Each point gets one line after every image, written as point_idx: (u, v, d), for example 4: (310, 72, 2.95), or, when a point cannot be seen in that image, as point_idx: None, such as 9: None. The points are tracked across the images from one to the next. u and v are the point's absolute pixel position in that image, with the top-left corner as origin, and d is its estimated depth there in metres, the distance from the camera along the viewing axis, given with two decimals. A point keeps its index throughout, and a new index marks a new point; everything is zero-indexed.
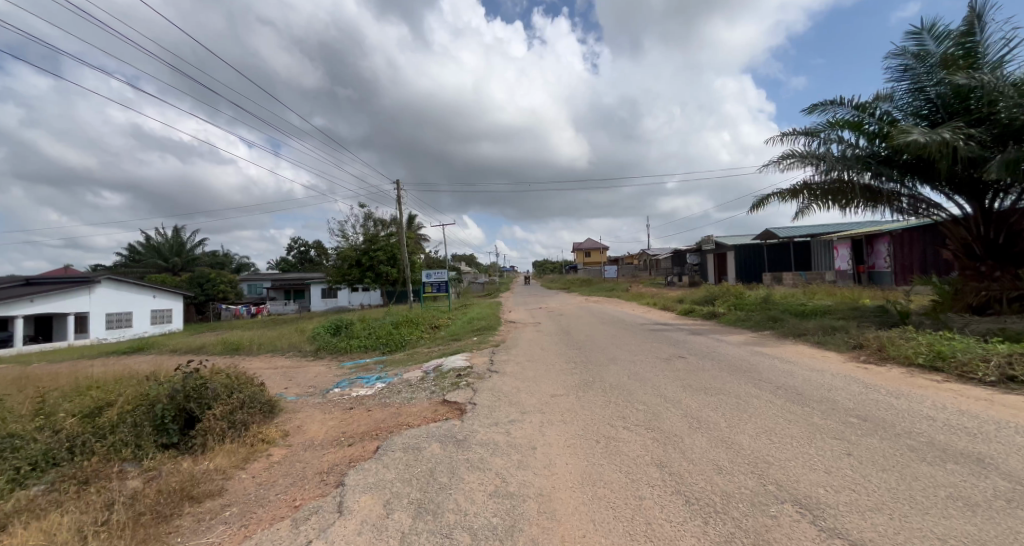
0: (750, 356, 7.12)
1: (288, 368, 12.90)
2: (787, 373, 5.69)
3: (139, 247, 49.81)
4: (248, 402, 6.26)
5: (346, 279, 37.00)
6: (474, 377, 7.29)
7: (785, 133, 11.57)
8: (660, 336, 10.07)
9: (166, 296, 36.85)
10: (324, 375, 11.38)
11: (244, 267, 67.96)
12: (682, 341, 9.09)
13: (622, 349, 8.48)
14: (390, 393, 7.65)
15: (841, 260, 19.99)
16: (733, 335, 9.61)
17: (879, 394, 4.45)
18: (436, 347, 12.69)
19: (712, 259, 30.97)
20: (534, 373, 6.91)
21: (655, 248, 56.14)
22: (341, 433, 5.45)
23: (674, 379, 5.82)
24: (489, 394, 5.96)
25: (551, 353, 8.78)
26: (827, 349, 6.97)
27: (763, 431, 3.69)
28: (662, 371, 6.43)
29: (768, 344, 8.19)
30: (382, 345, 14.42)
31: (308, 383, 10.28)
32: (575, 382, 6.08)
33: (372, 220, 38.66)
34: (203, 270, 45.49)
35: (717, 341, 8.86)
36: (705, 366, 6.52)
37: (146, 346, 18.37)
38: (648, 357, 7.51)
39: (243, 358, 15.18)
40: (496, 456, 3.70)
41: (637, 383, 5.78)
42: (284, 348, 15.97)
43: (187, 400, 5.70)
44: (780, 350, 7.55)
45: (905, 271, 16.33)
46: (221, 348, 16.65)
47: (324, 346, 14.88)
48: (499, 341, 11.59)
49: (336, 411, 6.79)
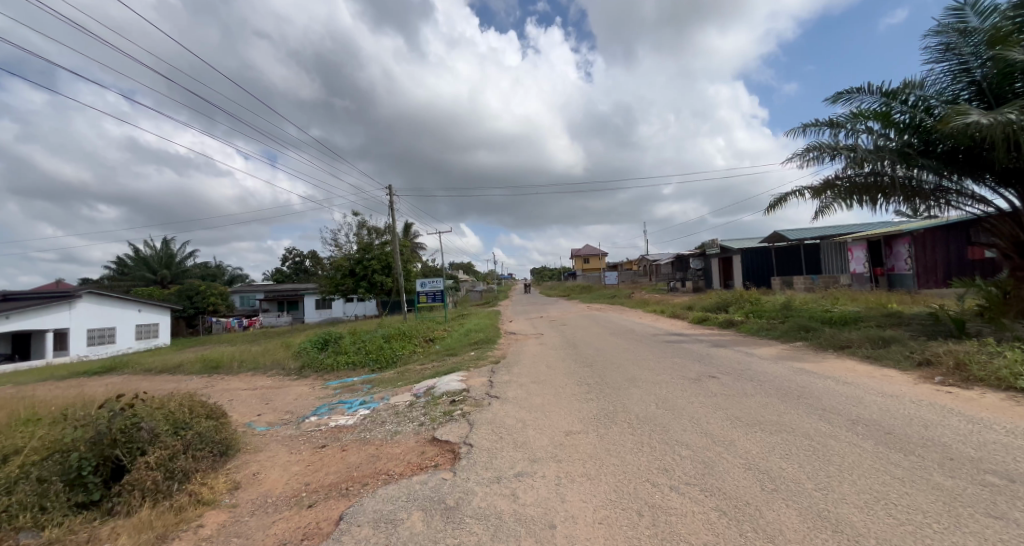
0: (794, 375, 6.04)
1: (268, 389, 11.75)
2: (854, 400, 4.64)
3: (128, 259, 48.57)
4: (195, 444, 5.15)
5: (339, 289, 35.90)
6: (471, 405, 6.21)
7: (806, 125, 10.74)
8: (680, 350, 8.98)
9: (152, 310, 35.58)
10: (305, 397, 10.26)
11: (237, 279, 66.91)
12: (707, 356, 8.02)
13: (641, 368, 7.41)
14: (373, 423, 6.54)
15: (856, 263, 19.06)
16: (762, 347, 8.56)
17: (1000, 434, 3.39)
18: (430, 364, 11.57)
19: (716, 264, 30.19)
20: (542, 400, 5.82)
21: (654, 253, 55.27)
22: (304, 487, 4.34)
23: (713, 409, 4.75)
24: (488, 430, 4.86)
25: (559, 372, 7.72)
26: (885, 366, 5.93)
27: (875, 501, 2.59)
28: (695, 397, 5.34)
29: (807, 358, 7.15)
30: (372, 361, 13.30)
31: (286, 408, 9.16)
32: (595, 414, 4.99)
33: (366, 228, 37.55)
34: (193, 283, 44.21)
35: (748, 356, 7.78)
36: (748, 389, 5.44)
37: (120, 365, 17.15)
38: (673, 378, 6.43)
39: (221, 377, 14.01)
40: (498, 541, 2.61)
41: (672, 415, 4.68)
42: (267, 366, 14.80)
43: (113, 446, 4.58)
44: (827, 366, 6.48)
45: (930, 273, 15.39)
46: (199, 366, 15.45)
47: (310, 364, 13.73)
48: (500, 356, 10.50)
49: (305, 448, 5.66)
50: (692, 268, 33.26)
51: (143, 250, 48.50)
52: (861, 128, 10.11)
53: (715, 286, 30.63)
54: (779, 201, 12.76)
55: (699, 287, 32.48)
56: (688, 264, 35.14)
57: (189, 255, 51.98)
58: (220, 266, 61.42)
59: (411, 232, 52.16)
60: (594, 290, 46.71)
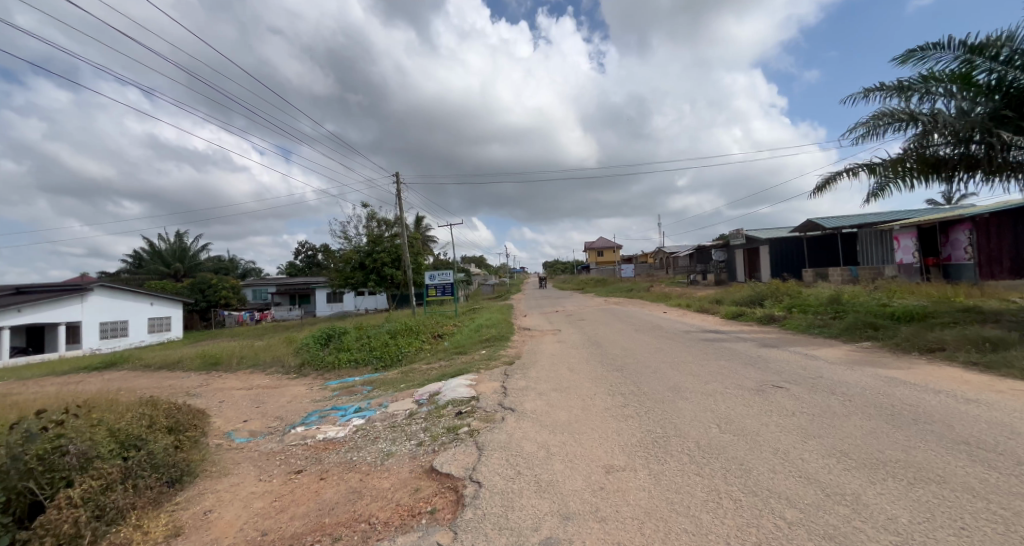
0: (887, 386, 4.75)
1: (264, 390, 10.93)
2: (1001, 429, 3.39)
3: (143, 253, 49.05)
4: (138, 471, 4.14)
5: (349, 282, 35.42)
6: (480, 419, 5.14)
7: (868, 92, 9.29)
8: (723, 350, 7.71)
9: (164, 303, 35.58)
10: (299, 400, 9.40)
11: (250, 273, 67.44)
12: (759, 359, 6.79)
13: (682, 373, 6.21)
14: (366, 439, 5.51)
15: (904, 253, 17.37)
16: (823, 348, 7.25)
17: None
18: (436, 363, 10.58)
19: (742, 255, 28.54)
20: (568, 417, 4.69)
21: (671, 246, 53.53)
22: (259, 537, 3.26)
23: (803, 437, 3.51)
24: (502, 460, 3.76)
25: (584, 377, 6.59)
26: (1010, 379, 4.62)
27: None
28: (767, 416, 4.14)
29: (887, 363, 5.88)
30: (376, 358, 12.42)
31: (276, 414, 8.27)
32: (640, 439, 3.85)
33: (375, 220, 36.68)
34: (205, 276, 44.30)
35: (810, 358, 6.51)
36: (836, 407, 4.18)
37: (120, 360, 16.69)
38: (728, 388, 5.21)
39: (219, 375, 13.32)
40: None
41: (746, 446, 3.47)
42: (267, 362, 14.03)
43: (27, 477, 3.53)
44: (923, 375, 5.18)
45: (994, 264, 13.81)
46: (198, 362, 14.82)
47: (310, 361, 12.88)
48: (514, 355, 9.37)
49: (279, 472, 4.66)
50: (715, 259, 31.69)
51: (157, 244, 48.84)
52: (937, 93, 8.67)
53: (740, 278, 29.12)
54: (828, 182, 11.38)
55: (722, 279, 30.95)
56: (711, 256, 33.50)
57: (203, 248, 52.29)
58: (233, 260, 61.89)
59: (422, 225, 51.23)
60: (609, 283, 45.12)
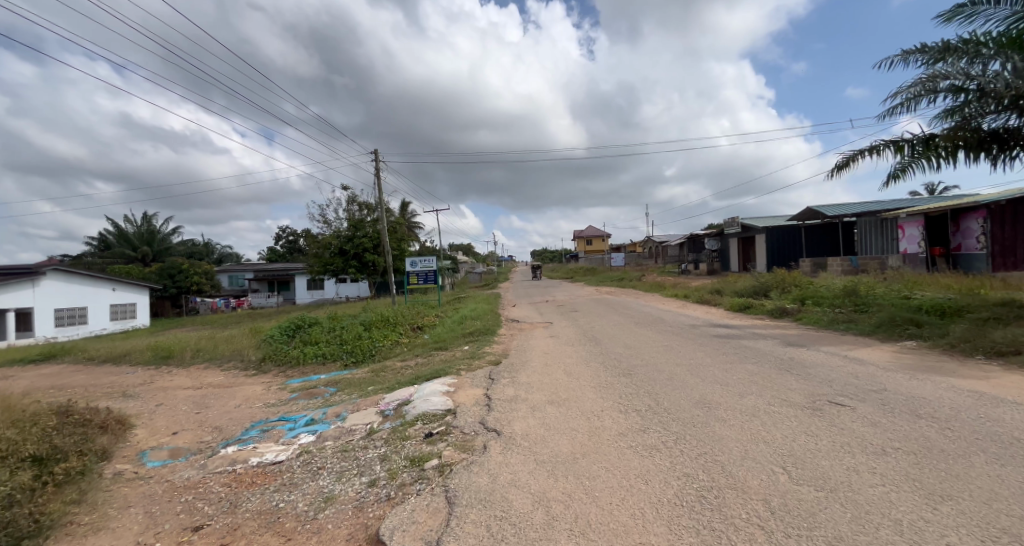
0: (983, 406, 3.63)
1: (213, 390, 9.52)
2: None
3: (109, 236, 46.20)
4: None
5: (328, 269, 33.60)
6: (454, 449, 3.91)
7: (907, 55, 8.17)
8: (744, 350, 6.62)
9: (128, 289, 33.48)
10: (250, 404, 8.08)
11: (226, 259, 64.79)
12: (791, 362, 5.71)
13: (706, 382, 5.08)
14: (306, 470, 4.22)
15: (909, 242, 16.68)
16: (859, 349, 6.23)
17: None
18: (412, 360, 9.36)
19: (737, 244, 27.85)
20: (573, 449, 3.52)
21: (660, 236, 52.77)
22: None
23: (928, 500, 2.33)
24: (480, 529, 2.51)
25: (586, 384, 5.42)
26: None
27: None
28: (849, 455, 2.95)
29: (953, 370, 4.84)
30: (346, 354, 11.12)
31: (217, 423, 6.94)
32: (679, 494, 2.68)
33: (356, 204, 34.78)
34: (175, 261, 41.80)
35: (854, 363, 5.42)
36: (938, 441, 3.02)
37: (61, 352, 14.94)
38: (773, 406, 4.06)
39: (169, 371, 11.83)
40: None
41: (847, 513, 2.29)
42: (225, 356, 12.59)
43: None
44: (1015, 387, 4.12)
45: (1008, 254, 13.11)
46: (147, 356, 13.23)
47: (272, 355, 11.47)
48: (500, 354, 8.11)
49: (171, 528, 3.34)
50: (707, 249, 31.03)
51: (123, 226, 45.97)
52: (988, 55, 7.59)
53: (733, 268, 28.50)
54: (848, 161, 10.32)
55: (715, 269, 30.30)
56: (703, 246, 32.80)
57: (174, 232, 49.59)
58: (207, 246, 59.04)
59: (407, 210, 49.46)
60: (599, 272, 44.26)
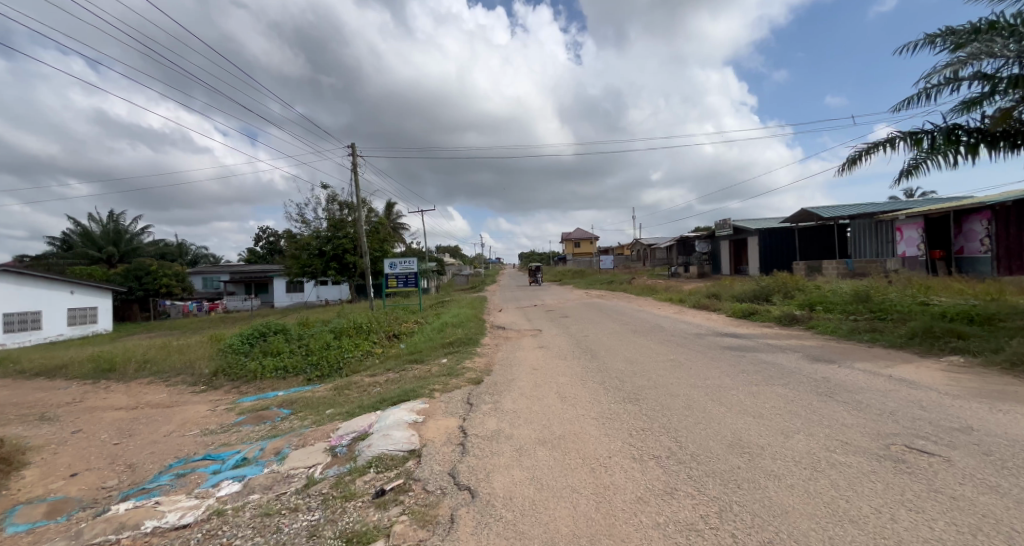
0: None
1: (149, 412, 8.16)
2: None
3: (73, 235, 43.60)
4: None
5: (306, 270, 31.98)
6: (409, 523, 2.78)
7: (933, 37, 7.44)
8: (767, 368, 5.65)
9: (88, 292, 31.33)
10: (185, 431, 6.81)
11: (201, 260, 62.20)
12: (831, 385, 4.74)
13: (735, 413, 4.06)
14: None
15: (907, 244, 15.90)
16: (902, 366, 5.31)
17: None
18: (382, 376, 8.20)
19: (729, 247, 27.28)
20: (578, 532, 2.42)
21: (650, 239, 52.37)
22: None
23: None
24: None
25: (586, 415, 4.36)
26: None
27: None
28: None
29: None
30: (311, 367, 9.89)
31: (133, 459, 5.64)
32: None
33: (337, 203, 33.31)
34: (143, 262, 39.48)
35: (905, 386, 4.50)
36: None
37: None
38: (839, 455, 3.05)
39: (106, 387, 10.37)
40: None
41: None
42: (174, 368, 11.17)
43: None
44: None
45: (1012, 257, 12.64)
46: (86, 369, 11.72)
47: (225, 369, 10.14)
48: (482, 370, 7.01)
49: None
50: (699, 251, 30.47)
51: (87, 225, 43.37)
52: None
53: (725, 271, 27.96)
54: (860, 157, 9.56)
55: (706, 272, 29.75)
56: (695, 248, 32.26)
57: (144, 231, 47.13)
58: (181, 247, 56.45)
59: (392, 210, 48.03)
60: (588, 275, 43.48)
